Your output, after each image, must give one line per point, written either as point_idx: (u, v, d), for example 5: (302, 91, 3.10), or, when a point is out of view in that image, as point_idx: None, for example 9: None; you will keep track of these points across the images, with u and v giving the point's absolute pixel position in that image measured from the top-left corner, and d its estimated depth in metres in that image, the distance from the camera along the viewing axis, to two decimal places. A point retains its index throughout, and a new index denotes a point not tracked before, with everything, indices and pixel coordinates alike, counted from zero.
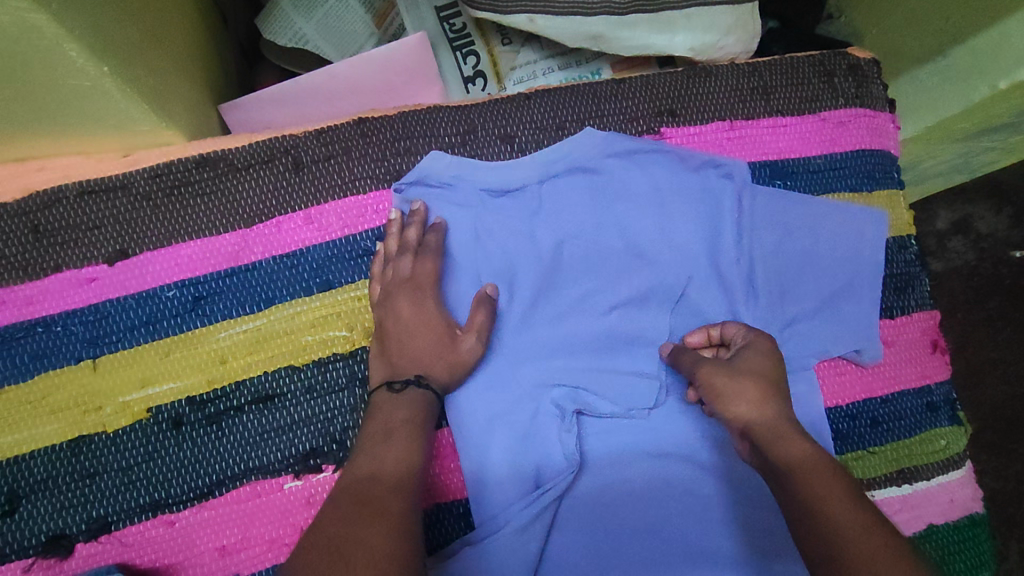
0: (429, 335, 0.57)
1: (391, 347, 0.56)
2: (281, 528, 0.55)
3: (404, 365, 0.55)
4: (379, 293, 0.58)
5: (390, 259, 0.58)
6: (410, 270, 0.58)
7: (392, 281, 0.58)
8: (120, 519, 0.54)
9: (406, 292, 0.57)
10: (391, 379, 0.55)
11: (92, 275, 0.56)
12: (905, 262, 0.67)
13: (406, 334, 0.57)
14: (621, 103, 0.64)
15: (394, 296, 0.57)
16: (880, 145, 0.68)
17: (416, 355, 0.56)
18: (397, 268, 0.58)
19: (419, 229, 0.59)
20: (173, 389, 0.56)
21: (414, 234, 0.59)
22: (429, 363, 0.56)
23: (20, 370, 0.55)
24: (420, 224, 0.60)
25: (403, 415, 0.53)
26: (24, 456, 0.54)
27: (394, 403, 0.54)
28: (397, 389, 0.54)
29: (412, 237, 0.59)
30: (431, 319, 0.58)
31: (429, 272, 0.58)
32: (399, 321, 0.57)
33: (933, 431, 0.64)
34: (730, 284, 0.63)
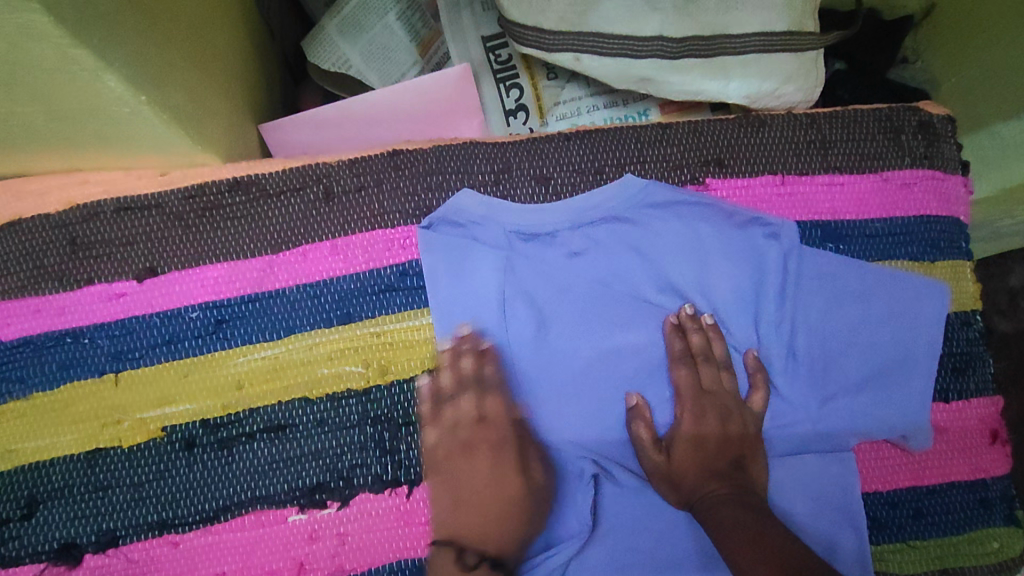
0: (501, 489, 0.56)
1: (459, 507, 0.55)
2: (281, 561, 0.55)
3: (468, 528, 0.55)
4: (437, 443, 0.56)
5: (416, 294, 0.58)
6: (481, 412, 0.58)
7: (457, 432, 0.57)
8: (128, 534, 0.54)
9: (478, 440, 0.57)
10: (459, 546, 0.54)
11: (123, 290, 0.57)
12: (968, 341, 0.61)
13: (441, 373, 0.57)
14: (665, 150, 0.61)
15: (458, 447, 0.57)
16: (947, 210, 0.63)
17: (484, 507, 0.55)
18: (461, 408, 0.57)
19: (475, 359, 0.58)
20: (188, 410, 0.56)
21: (468, 365, 0.58)
22: (490, 522, 0.55)
23: (48, 377, 0.56)
24: (476, 355, 0.58)
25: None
26: (44, 463, 0.55)
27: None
28: (467, 563, 0.53)
29: (465, 371, 0.58)
30: (507, 471, 0.56)
31: (500, 412, 0.58)
32: (471, 474, 0.56)
33: (985, 530, 0.58)
34: (768, 350, 0.59)
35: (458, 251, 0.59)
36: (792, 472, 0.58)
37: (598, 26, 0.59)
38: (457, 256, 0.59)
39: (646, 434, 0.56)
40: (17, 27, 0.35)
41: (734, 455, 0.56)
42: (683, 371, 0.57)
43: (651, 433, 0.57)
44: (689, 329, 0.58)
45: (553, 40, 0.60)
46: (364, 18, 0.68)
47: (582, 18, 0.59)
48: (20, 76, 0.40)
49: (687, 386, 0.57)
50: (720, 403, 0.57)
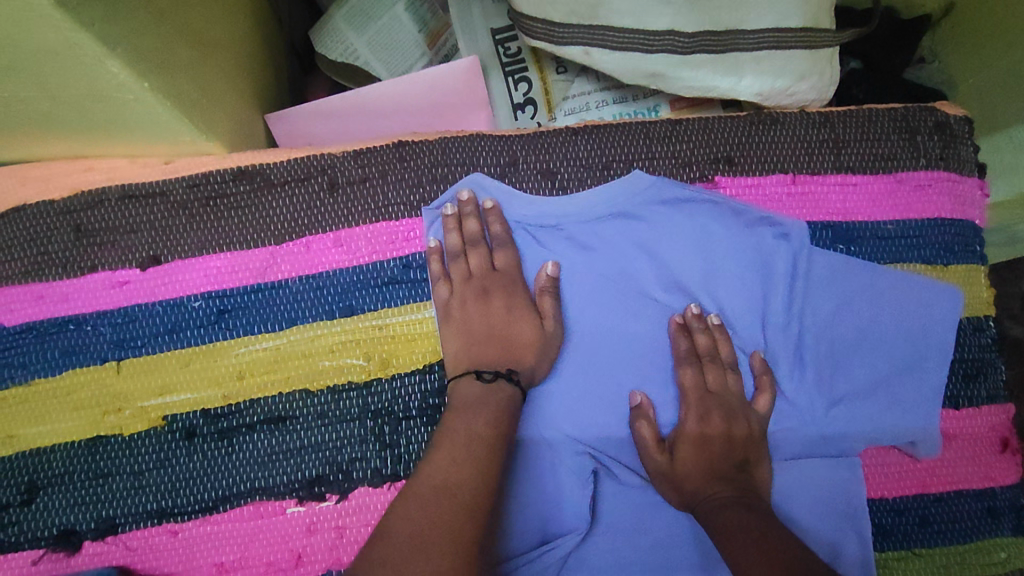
0: (519, 331, 0.57)
1: (475, 345, 0.57)
2: (278, 553, 0.54)
3: (487, 357, 0.56)
4: (450, 295, 0.58)
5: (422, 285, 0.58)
6: (492, 264, 0.59)
7: (473, 276, 0.58)
8: (127, 522, 0.54)
9: (491, 286, 0.59)
10: (478, 370, 0.55)
11: (126, 279, 0.57)
12: (980, 347, 0.60)
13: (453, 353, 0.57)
14: (675, 146, 0.60)
15: (472, 292, 0.58)
16: (963, 214, 0.62)
17: (503, 343, 0.57)
18: (471, 262, 0.59)
19: (478, 220, 0.59)
20: (188, 400, 0.56)
21: (474, 226, 0.59)
22: (508, 359, 0.56)
23: (50, 364, 0.56)
24: (481, 218, 0.59)
25: (495, 403, 0.53)
26: (45, 449, 0.55)
27: (483, 393, 0.54)
28: (487, 379, 0.54)
29: (473, 230, 0.59)
30: (522, 311, 0.58)
31: (511, 266, 0.59)
32: (488, 312, 0.58)
33: (992, 541, 0.57)
34: (774, 351, 0.58)
35: (463, 242, 0.59)
36: (798, 477, 0.57)
37: (609, 19, 0.58)
38: (461, 248, 0.59)
39: (647, 433, 0.56)
40: (18, 11, 0.34)
41: (738, 458, 0.55)
42: (689, 371, 0.57)
43: (653, 431, 0.56)
44: (694, 329, 0.58)
45: (563, 33, 0.59)
46: (372, 8, 0.67)
47: (593, 11, 0.58)
48: (22, 60, 0.40)
49: (693, 386, 0.57)
50: (726, 404, 0.56)
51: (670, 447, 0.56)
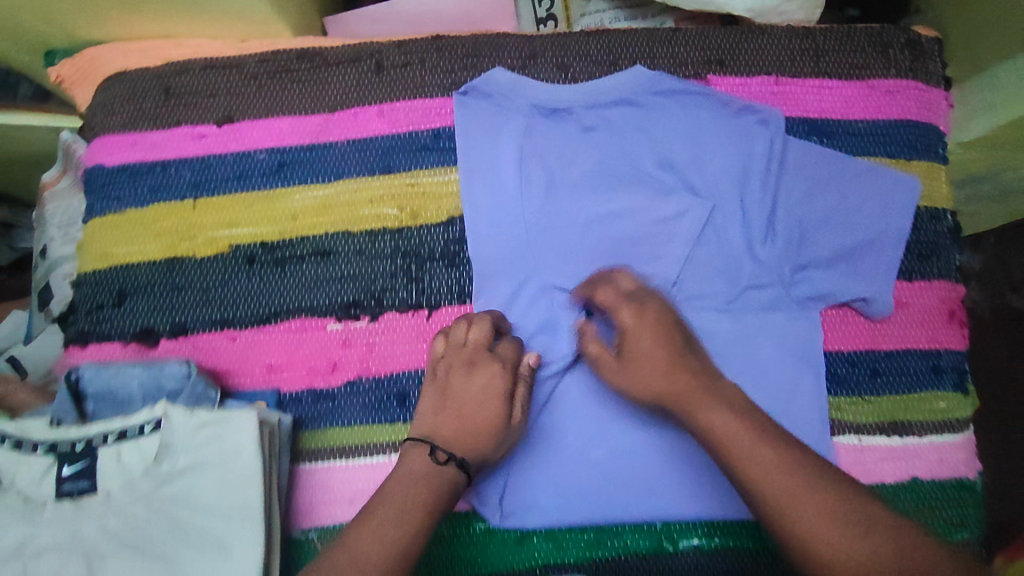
0: (486, 411, 0.60)
1: (445, 414, 0.61)
2: (318, 359, 0.65)
3: (453, 436, 0.59)
4: (444, 353, 0.63)
5: (460, 155, 0.68)
6: (489, 343, 0.63)
7: (465, 346, 0.63)
8: (196, 328, 0.65)
9: (479, 359, 0.62)
10: (434, 446, 0.58)
11: (203, 132, 0.68)
12: (935, 233, 0.68)
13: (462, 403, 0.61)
14: (672, 48, 0.70)
15: (460, 361, 0.62)
16: (928, 118, 0.70)
17: (471, 425, 0.60)
18: (471, 335, 0.63)
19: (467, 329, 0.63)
20: (250, 233, 0.67)
21: (462, 332, 0.63)
22: (471, 440, 0.59)
23: (139, 198, 0.67)
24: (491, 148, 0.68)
25: (436, 487, 0.56)
26: (133, 265, 0.66)
27: (433, 469, 0.57)
28: (439, 459, 0.57)
29: (459, 338, 0.63)
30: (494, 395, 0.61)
31: (511, 352, 0.63)
32: (466, 386, 0.61)
33: (933, 392, 0.66)
34: (750, 220, 0.66)
35: (477, 115, 0.68)
36: (765, 328, 0.66)
37: None
38: (483, 122, 0.68)
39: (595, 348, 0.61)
40: None
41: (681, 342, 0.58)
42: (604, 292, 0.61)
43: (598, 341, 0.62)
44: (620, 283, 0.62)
45: None
46: None
47: None
48: None
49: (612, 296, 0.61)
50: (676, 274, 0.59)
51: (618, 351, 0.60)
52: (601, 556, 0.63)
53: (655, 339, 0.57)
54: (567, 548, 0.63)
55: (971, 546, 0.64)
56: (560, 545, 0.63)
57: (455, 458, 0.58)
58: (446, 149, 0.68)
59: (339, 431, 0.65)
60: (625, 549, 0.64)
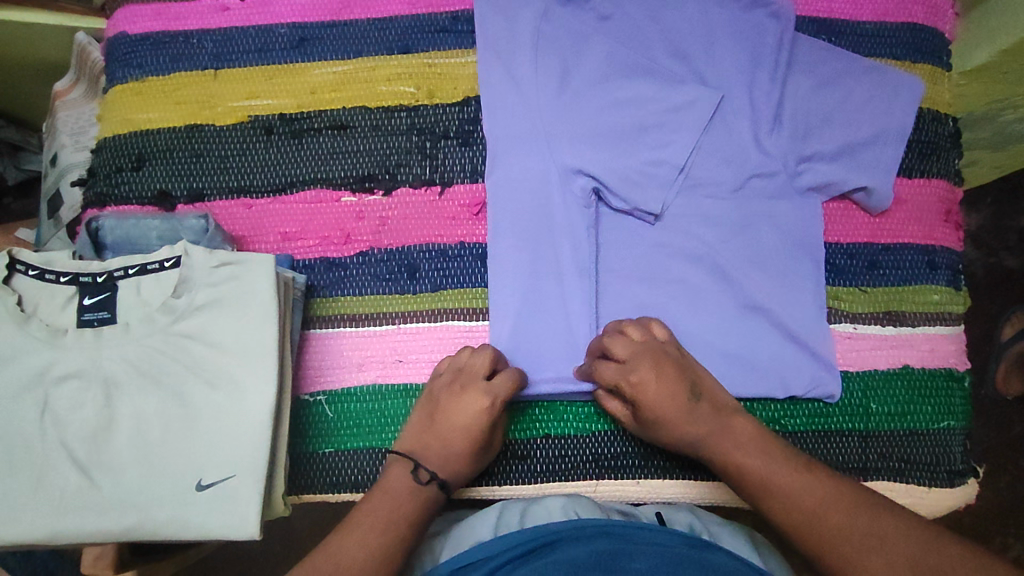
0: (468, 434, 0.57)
1: (428, 433, 0.58)
2: (331, 230, 0.66)
3: (434, 457, 0.56)
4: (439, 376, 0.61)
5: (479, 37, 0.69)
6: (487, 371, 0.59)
7: (464, 369, 0.59)
8: (213, 195, 0.66)
9: (469, 383, 0.58)
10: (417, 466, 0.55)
11: (226, 5, 0.69)
12: (936, 133, 0.70)
13: (446, 427, 0.57)
14: None
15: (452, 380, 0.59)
16: (934, 22, 0.72)
17: (450, 451, 0.56)
18: (474, 362, 0.59)
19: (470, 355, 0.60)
20: (269, 104, 0.68)
21: (482, 361, 0.59)
22: (456, 463, 0.57)
23: (160, 66, 0.68)
24: (504, 35, 0.69)
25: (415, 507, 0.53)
26: (152, 131, 0.67)
27: (413, 490, 0.54)
28: (421, 479, 0.55)
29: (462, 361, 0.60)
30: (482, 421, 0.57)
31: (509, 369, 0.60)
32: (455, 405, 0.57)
33: (926, 286, 0.67)
34: (759, 110, 0.68)
35: None
36: (769, 217, 0.67)
37: None
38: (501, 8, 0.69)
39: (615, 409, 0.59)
40: None
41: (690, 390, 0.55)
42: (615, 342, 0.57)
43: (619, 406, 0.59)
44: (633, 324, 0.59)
45: None
46: None
47: None
48: None
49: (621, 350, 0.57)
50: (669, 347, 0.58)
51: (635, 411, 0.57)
52: (602, 429, 0.63)
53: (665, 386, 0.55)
54: (568, 421, 0.64)
55: (957, 434, 0.65)
56: (561, 417, 0.64)
57: (437, 478, 0.55)
58: (463, 32, 0.70)
59: (349, 301, 0.65)
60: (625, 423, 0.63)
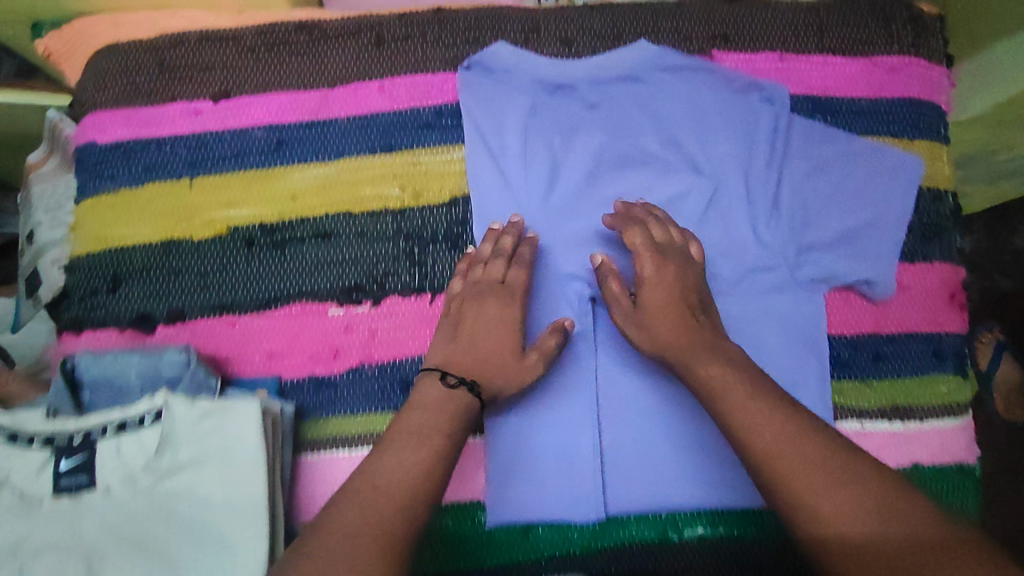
0: (496, 341, 0.59)
1: (456, 345, 0.59)
2: (320, 346, 0.64)
3: (460, 363, 0.58)
4: (461, 290, 0.62)
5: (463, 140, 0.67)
6: (504, 276, 0.61)
7: (482, 280, 0.61)
8: (195, 313, 0.64)
9: (494, 292, 0.61)
10: (445, 372, 0.57)
11: (199, 108, 0.66)
12: (938, 214, 0.68)
13: (480, 331, 0.59)
14: (676, 24, 0.69)
15: (472, 294, 0.61)
16: (929, 96, 0.69)
17: (480, 357, 0.58)
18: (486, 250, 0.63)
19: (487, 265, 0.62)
20: (249, 213, 0.65)
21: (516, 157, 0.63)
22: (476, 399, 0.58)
23: (132, 176, 0.65)
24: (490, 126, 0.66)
25: (452, 411, 0.54)
26: (127, 247, 0.64)
27: (443, 398, 0.55)
28: (449, 383, 0.56)
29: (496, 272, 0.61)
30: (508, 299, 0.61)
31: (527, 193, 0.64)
32: (479, 314, 0.60)
33: (934, 377, 0.66)
34: (756, 200, 0.66)
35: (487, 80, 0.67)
36: (766, 309, 0.65)
37: None
38: (479, 109, 0.66)
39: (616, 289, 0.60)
40: None
41: (691, 304, 0.58)
42: (636, 234, 0.61)
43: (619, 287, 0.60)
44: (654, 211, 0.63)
45: None
46: None
47: None
48: None
49: (642, 245, 0.60)
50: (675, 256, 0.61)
51: (635, 299, 0.60)
52: (606, 545, 0.61)
53: (666, 298, 0.58)
54: (572, 539, 0.61)
55: None
56: (564, 536, 0.61)
57: (465, 383, 0.56)
58: (448, 126, 0.67)
59: (340, 421, 0.63)
60: (631, 538, 0.61)
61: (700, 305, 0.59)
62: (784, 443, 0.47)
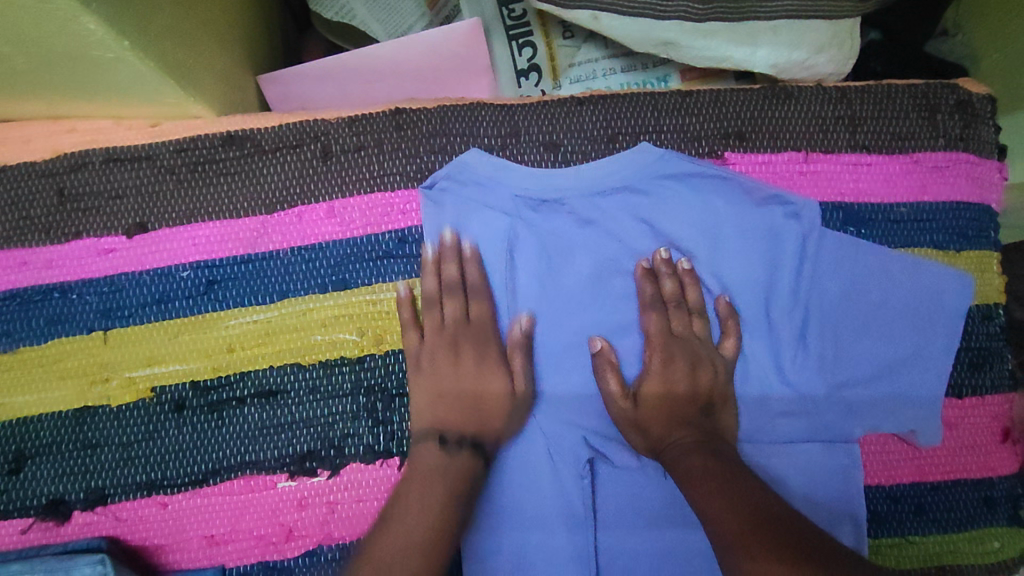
0: (487, 385, 0.55)
1: (441, 402, 0.54)
2: (269, 526, 0.54)
3: (449, 417, 0.54)
4: (421, 343, 0.55)
5: (431, 299, 0.56)
6: (466, 314, 0.56)
7: (446, 326, 0.56)
8: (116, 493, 0.54)
9: (461, 339, 0.56)
10: (441, 435, 0.53)
11: (111, 246, 0.55)
12: (988, 335, 0.58)
13: (449, 382, 0.55)
14: (683, 120, 0.57)
15: (443, 344, 0.55)
16: (978, 197, 0.59)
17: (470, 403, 0.55)
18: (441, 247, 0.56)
19: (458, 266, 0.56)
20: (177, 370, 0.55)
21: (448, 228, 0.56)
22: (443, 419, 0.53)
23: (35, 332, 0.55)
24: (460, 262, 0.56)
25: (451, 479, 0.51)
26: (32, 418, 0.54)
27: (444, 462, 0.52)
28: (449, 449, 0.52)
29: (451, 276, 0.56)
30: (492, 365, 0.55)
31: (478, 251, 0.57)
32: (456, 371, 0.55)
33: (986, 530, 0.57)
34: (779, 334, 0.56)
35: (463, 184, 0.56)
36: (793, 458, 0.56)
37: None
38: (440, 238, 0.56)
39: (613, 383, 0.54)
40: None
41: (703, 402, 0.54)
42: (653, 316, 0.55)
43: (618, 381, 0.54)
44: (661, 273, 0.56)
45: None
46: None
47: None
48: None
49: (656, 331, 0.55)
50: (690, 349, 0.55)
51: (634, 398, 0.54)
52: None
53: (664, 401, 0.54)
54: None
55: None
56: None
57: (467, 442, 0.53)
58: (411, 254, 0.56)
59: None
60: None
61: (703, 408, 0.53)
62: (726, 507, 0.45)
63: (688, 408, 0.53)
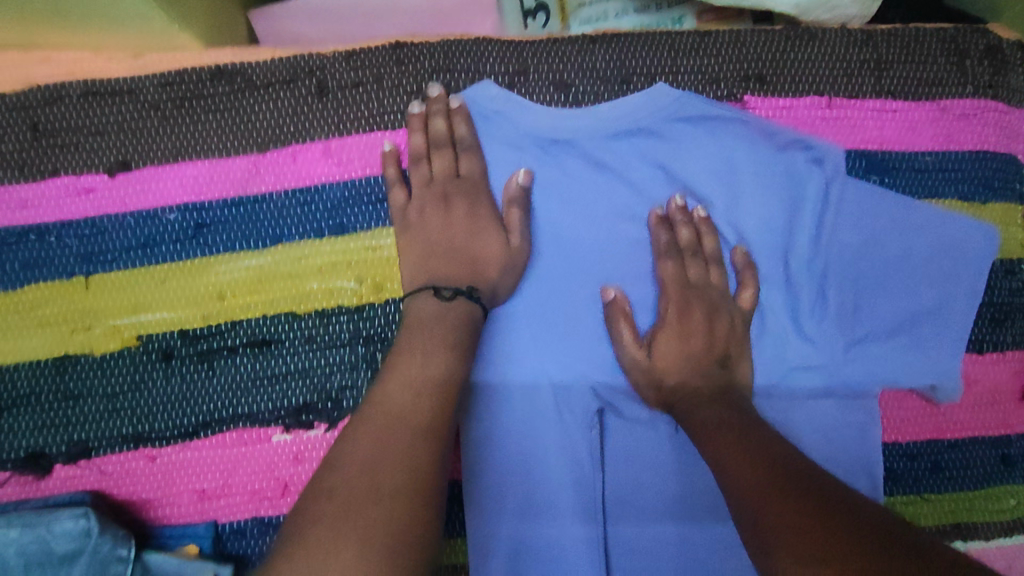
0: (482, 242, 0.52)
1: (433, 251, 0.51)
2: (263, 481, 0.51)
3: (444, 271, 0.51)
4: (407, 198, 0.52)
5: (420, 156, 0.53)
6: (456, 168, 0.53)
7: (433, 181, 0.53)
8: (101, 446, 0.51)
9: (451, 191, 0.53)
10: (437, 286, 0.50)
11: (92, 186, 0.52)
12: (1011, 291, 0.56)
13: (439, 236, 0.52)
14: (701, 61, 0.55)
15: (432, 198, 0.52)
16: (1005, 146, 0.57)
17: (462, 255, 0.51)
18: (435, 166, 0.53)
19: (447, 120, 0.53)
20: (165, 319, 0.52)
21: (442, 125, 0.53)
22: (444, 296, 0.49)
23: (11, 276, 0.51)
24: (449, 116, 0.53)
25: (451, 327, 0.48)
26: (10, 366, 0.51)
27: (440, 310, 0.48)
28: (444, 296, 0.49)
29: (440, 129, 0.53)
30: (485, 223, 0.52)
31: (478, 172, 0.53)
32: (446, 225, 0.52)
33: (1003, 488, 0.55)
34: (797, 286, 0.54)
35: (467, 126, 0.53)
36: (808, 413, 0.54)
37: None
38: (443, 177, 0.53)
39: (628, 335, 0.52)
40: None
41: (720, 354, 0.51)
42: (669, 264, 0.53)
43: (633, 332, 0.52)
44: (677, 221, 0.53)
45: None
46: None
47: None
48: None
49: (673, 279, 0.53)
50: (706, 297, 0.53)
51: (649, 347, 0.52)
52: None
53: (679, 352, 0.51)
54: None
55: None
56: None
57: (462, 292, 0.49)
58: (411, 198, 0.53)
59: None
60: None
61: (719, 360, 0.51)
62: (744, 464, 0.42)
63: (703, 358, 0.51)
